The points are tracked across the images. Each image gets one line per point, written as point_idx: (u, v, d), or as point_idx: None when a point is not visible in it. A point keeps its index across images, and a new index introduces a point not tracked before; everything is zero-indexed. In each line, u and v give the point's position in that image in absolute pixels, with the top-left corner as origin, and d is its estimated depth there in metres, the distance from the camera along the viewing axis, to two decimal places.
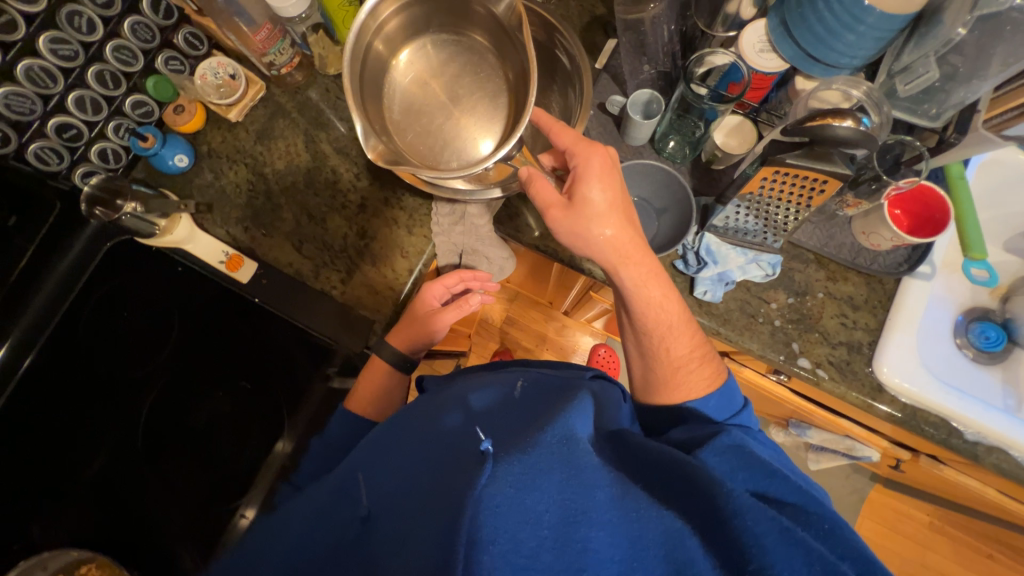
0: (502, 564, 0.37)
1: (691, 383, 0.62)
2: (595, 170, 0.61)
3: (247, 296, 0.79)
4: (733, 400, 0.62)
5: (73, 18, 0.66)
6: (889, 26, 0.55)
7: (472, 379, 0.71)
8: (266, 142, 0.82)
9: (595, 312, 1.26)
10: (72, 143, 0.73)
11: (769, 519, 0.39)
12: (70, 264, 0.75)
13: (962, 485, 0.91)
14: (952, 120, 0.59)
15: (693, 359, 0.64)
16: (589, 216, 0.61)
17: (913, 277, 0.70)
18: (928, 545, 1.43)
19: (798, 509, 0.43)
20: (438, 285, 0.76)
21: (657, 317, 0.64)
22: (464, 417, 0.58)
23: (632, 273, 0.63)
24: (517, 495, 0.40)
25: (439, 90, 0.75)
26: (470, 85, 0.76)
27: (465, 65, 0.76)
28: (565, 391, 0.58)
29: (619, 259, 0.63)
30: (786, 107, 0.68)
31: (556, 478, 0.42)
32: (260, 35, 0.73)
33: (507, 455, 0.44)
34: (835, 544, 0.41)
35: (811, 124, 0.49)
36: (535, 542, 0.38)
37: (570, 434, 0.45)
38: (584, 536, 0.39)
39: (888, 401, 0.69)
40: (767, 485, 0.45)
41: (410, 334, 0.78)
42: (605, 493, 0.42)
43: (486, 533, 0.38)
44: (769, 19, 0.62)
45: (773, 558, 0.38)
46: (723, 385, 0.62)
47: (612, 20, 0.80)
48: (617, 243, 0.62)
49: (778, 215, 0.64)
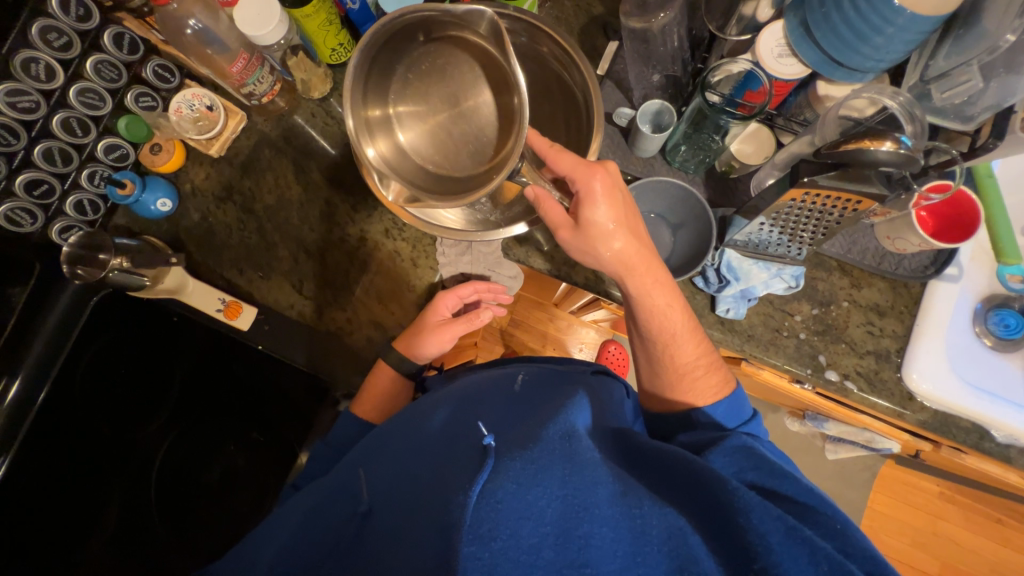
0: (503, 561, 0.34)
1: (699, 391, 0.58)
2: (601, 193, 0.55)
3: (248, 342, 0.75)
4: (741, 409, 0.58)
5: (29, 65, 0.61)
6: (921, 28, 0.50)
7: (478, 374, 0.68)
8: (253, 176, 0.77)
9: (603, 312, 1.21)
10: (45, 199, 0.68)
11: (773, 518, 0.36)
12: (59, 320, 0.69)
13: (982, 470, 0.89)
14: (986, 123, 0.54)
15: (699, 367, 0.59)
16: (597, 236, 0.55)
17: (940, 280, 0.68)
18: (947, 519, 1.42)
19: (809, 510, 0.40)
20: (452, 296, 0.71)
21: (661, 326, 0.59)
22: (454, 415, 0.55)
23: (642, 283, 0.58)
24: (519, 491, 0.38)
25: (434, 108, 0.65)
26: (471, 103, 0.65)
27: (463, 70, 0.64)
28: (565, 386, 0.57)
29: (627, 272, 0.57)
30: (806, 113, 0.63)
31: (557, 474, 0.39)
32: (237, 66, 0.66)
33: (510, 453, 0.42)
34: (845, 545, 0.37)
35: (845, 147, 0.45)
36: (535, 538, 0.35)
37: (570, 430, 0.44)
38: (586, 531, 0.36)
39: (919, 409, 0.67)
40: (777, 483, 0.42)
41: (421, 341, 0.71)
42: (606, 490, 0.39)
43: (485, 525, 0.36)
44: (787, 19, 0.59)
45: (779, 556, 0.35)
46: (732, 394, 0.58)
47: (613, 20, 0.75)
48: (625, 257, 0.56)
49: (805, 228, 0.60)
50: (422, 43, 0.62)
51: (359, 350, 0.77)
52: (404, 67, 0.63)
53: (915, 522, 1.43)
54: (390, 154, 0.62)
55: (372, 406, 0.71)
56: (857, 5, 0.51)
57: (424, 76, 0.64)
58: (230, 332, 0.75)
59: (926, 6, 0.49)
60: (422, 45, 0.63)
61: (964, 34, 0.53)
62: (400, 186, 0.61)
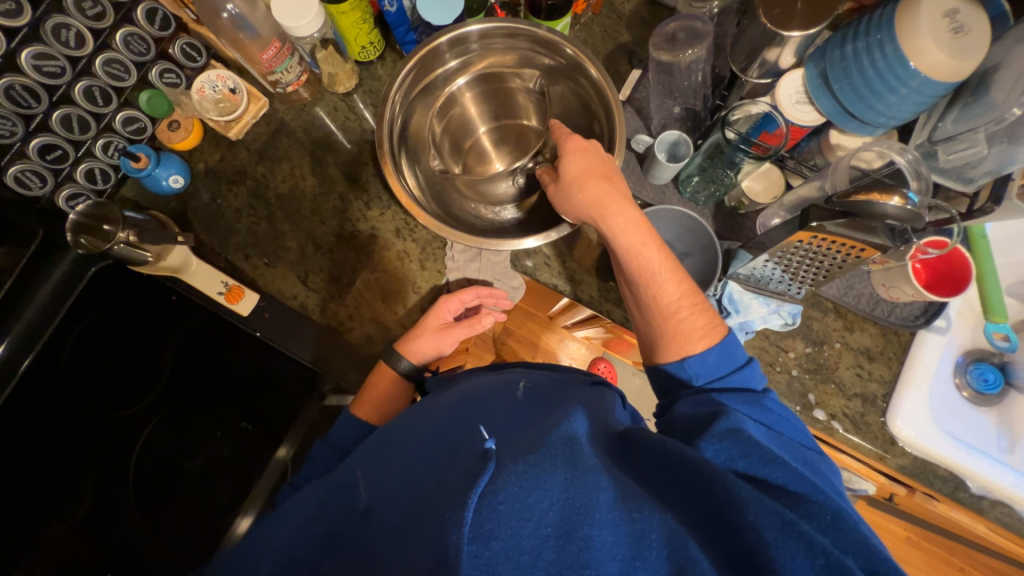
0: (503, 562, 0.35)
1: (686, 335, 0.54)
2: (571, 145, 0.62)
3: (245, 327, 0.73)
4: (734, 355, 0.52)
5: (60, 31, 0.61)
6: (933, 91, 0.53)
7: (481, 377, 0.67)
8: (267, 163, 0.77)
9: (597, 329, 1.21)
10: (57, 164, 0.67)
11: (770, 512, 0.36)
12: (54, 289, 0.67)
13: (951, 519, 0.91)
14: (984, 187, 0.57)
15: (682, 307, 0.56)
16: (569, 183, 0.60)
17: (928, 331, 0.70)
18: (908, 561, 1.44)
19: (799, 498, 0.39)
20: (455, 300, 0.71)
21: (636, 265, 0.57)
22: (457, 418, 0.55)
23: (613, 223, 0.58)
24: (520, 493, 0.38)
25: (482, 151, 0.81)
26: (511, 153, 0.81)
27: (514, 129, 0.81)
28: (568, 394, 0.57)
29: (598, 213, 0.59)
30: (816, 158, 0.66)
31: (559, 477, 0.40)
32: (267, 53, 0.67)
33: (511, 456, 0.43)
34: (837, 536, 0.37)
35: (856, 198, 0.48)
36: (536, 540, 0.36)
37: (573, 435, 0.45)
38: (586, 534, 0.36)
39: (900, 454, 0.69)
40: (769, 472, 0.40)
41: (420, 343, 0.70)
42: (608, 494, 0.39)
43: (487, 525, 0.36)
44: (807, 69, 0.62)
45: (775, 551, 0.35)
46: (723, 339, 0.53)
47: (638, 49, 0.77)
48: (592, 195, 0.59)
49: (807, 269, 0.62)
50: (472, 102, 0.78)
51: (359, 347, 0.75)
52: (463, 118, 0.79)
53: None
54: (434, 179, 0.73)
55: (373, 405, 0.69)
56: (875, 61, 0.54)
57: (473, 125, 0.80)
58: (229, 317, 0.73)
59: (945, 73, 0.51)
60: (471, 101, 0.78)
61: (972, 103, 0.56)
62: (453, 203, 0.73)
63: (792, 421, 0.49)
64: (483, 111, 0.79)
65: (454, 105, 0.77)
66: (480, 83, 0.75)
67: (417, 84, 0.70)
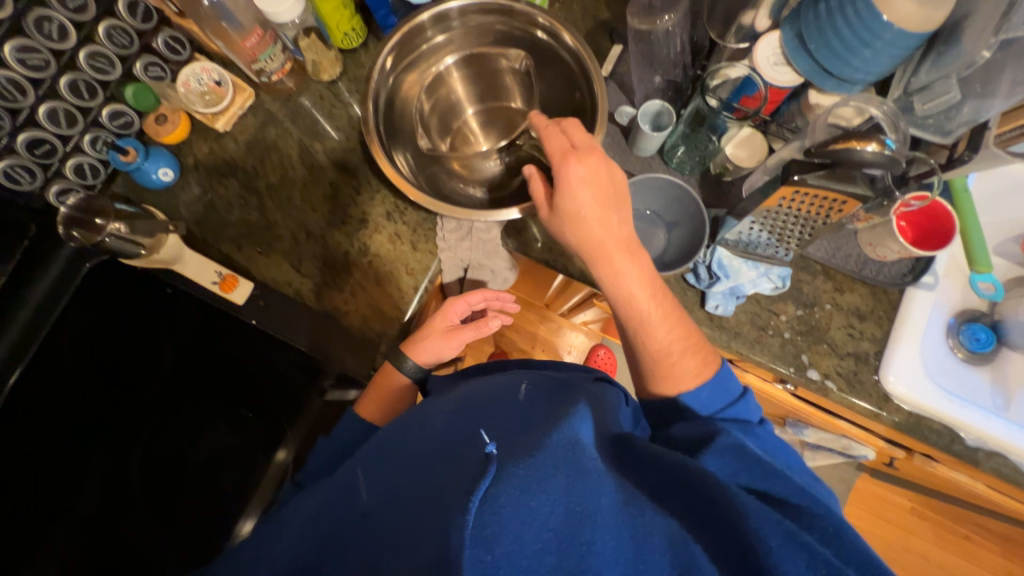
0: (505, 565, 0.32)
1: (675, 375, 0.55)
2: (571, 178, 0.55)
3: (242, 318, 0.73)
4: (728, 389, 0.54)
5: (42, 23, 0.62)
6: (905, 43, 0.54)
7: (483, 379, 0.67)
8: (257, 154, 0.78)
9: (595, 312, 1.16)
10: (45, 159, 0.68)
11: (773, 522, 0.36)
12: (48, 288, 0.66)
13: (951, 479, 0.91)
14: (963, 137, 0.59)
15: (673, 350, 0.56)
16: (566, 225, 0.57)
17: (916, 288, 0.71)
18: (912, 529, 1.43)
19: (800, 509, 0.39)
20: (462, 302, 0.73)
21: (631, 314, 0.57)
22: (454, 426, 0.54)
23: (608, 272, 0.56)
24: (523, 498, 0.35)
25: (470, 136, 0.82)
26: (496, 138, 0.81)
27: (500, 115, 0.81)
28: (569, 393, 0.55)
29: (593, 258, 0.56)
30: (797, 120, 0.67)
31: (562, 480, 0.37)
32: (249, 41, 0.68)
33: (512, 459, 0.40)
34: (840, 548, 0.36)
35: (836, 146, 0.48)
36: (538, 544, 0.34)
37: (575, 439, 0.42)
38: (589, 538, 0.34)
39: (894, 409, 0.70)
40: (770, 486, 0.41)
41: (427, 343, 0.71)
42: (610, 499, 0.38)
43: (489, 529, 0.33)
44: (783, 30, 0.63)
45: (778, 561, 0.34)
46: (714, 376, 0.55)
47: (618, 26, 0.78)
48: (589, 242, 0.56)
49: (793, 229, 0.64)
50: (461, 84, 0.79)
51: (354, 327, 0.75)
52: (452, 101, 0.80)
53: (881, 533, 1.43)
54: (417, 161, 0.73)
55: (377, 405, 0.70)
56: (847, 17, 0.54)
57: (461, 109, 0.81)
58: (224, 307, 0.73)
59: (911, 23, 0.52)
60: (460, 84, 0.78)
61: (944, 52, 0.57)
62: (441, 183, 0.73)
63: (789, 450, 0.51)
64: (471, 93, 0.80)
65: (442, 86, 0.77)
66: (470, 65, 0.76)
67: (402, 65, 0.71)
